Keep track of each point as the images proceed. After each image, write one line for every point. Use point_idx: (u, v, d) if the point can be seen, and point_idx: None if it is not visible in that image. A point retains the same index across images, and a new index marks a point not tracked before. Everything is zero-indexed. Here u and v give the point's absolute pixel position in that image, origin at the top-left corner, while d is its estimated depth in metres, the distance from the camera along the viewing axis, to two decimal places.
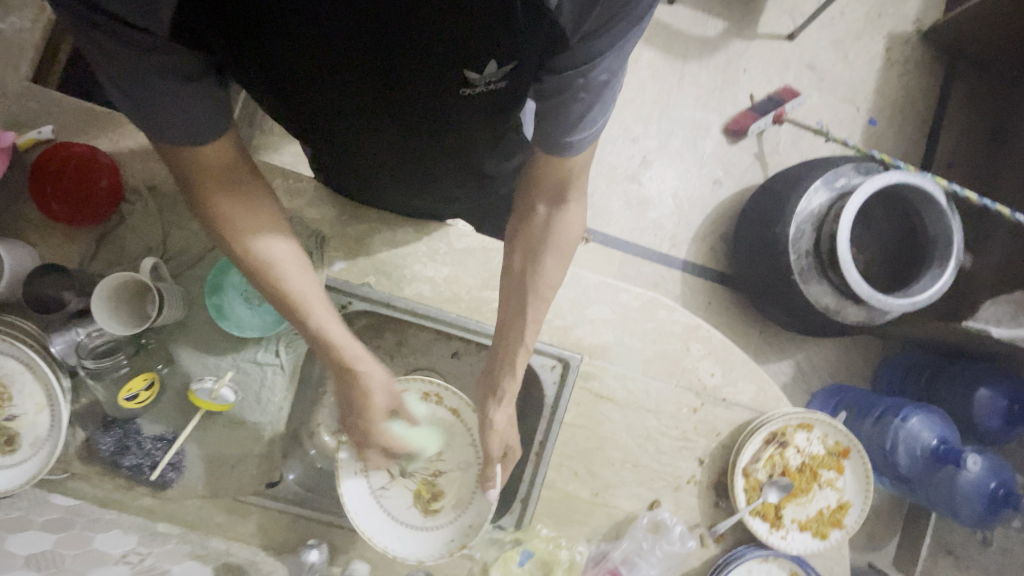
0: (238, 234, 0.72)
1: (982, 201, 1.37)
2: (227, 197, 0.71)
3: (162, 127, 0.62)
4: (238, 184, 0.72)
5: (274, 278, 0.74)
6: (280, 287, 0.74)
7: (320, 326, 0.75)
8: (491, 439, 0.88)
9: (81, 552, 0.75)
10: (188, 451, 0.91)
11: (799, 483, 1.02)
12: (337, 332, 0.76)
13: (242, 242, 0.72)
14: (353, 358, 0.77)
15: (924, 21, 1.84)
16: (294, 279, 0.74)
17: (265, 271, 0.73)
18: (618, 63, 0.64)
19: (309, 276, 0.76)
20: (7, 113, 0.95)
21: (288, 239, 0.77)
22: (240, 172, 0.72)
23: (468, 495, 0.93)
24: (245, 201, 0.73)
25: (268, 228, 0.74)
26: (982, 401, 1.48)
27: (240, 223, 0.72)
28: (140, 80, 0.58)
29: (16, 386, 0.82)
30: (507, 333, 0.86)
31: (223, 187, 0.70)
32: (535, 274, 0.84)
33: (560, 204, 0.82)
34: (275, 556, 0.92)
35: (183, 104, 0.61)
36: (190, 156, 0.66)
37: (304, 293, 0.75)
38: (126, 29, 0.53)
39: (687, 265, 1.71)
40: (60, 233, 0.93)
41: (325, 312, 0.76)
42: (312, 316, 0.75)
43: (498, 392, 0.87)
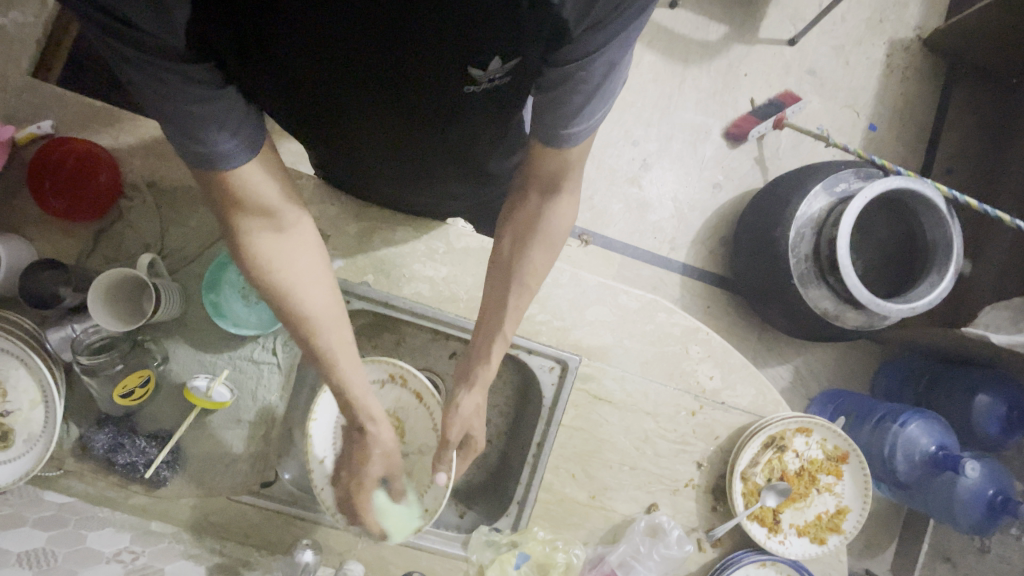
0: (274, 279, 0.73)
1: (983, 207, 1.36)
2: (264, 233, 0.72)
3: (185, 140, 0.61)
4: (277, 223, 0.72)
5: (310, 332, 0.75)
6: (316, 341, 0.75)
7: (343, 383, 0.78)
8: (451, 426, 0.85)
9: (73, 550, 0.74)
10: (183, 449, 0.90)
11: (797, 487, 1.02)
12: (359, 389, 0.79)
13: (280, 291, 0.73)
14: (364, 419, 0.80)
15: (924, 28, 1.85)
16: (327, 333, 0.76)
17: (299, 324, 0.75)
18: (620, 54, 0.62)
19: (344, 333, 0.78)
20: (6, 107, 0.95)
21: (327, 280, 0.77)
22: (281, 212, 0.72)
23: (426, 479, 0.93)
24: (284, 243, 0.73)
25: (311, 268, 0.75)
26: (981, 407, 1.48)
27: (277, 271, 0.73)
28: (155, 87, 0.57)
29: (10, 381, 0.82)
30: (487, 322, 0.86)
31: (263, 225, 0.71)
32: (521, 263, 0.84)
33: (552, 194, 0.81)
34: (270, 557, 0.91)
35: (199, 111, 0.59)
36: (227, 185, 0.66)
37: (337, 350, 0.77)
38: (140, 35, 0.52)
39: (687, 269, 1.71)
40: (57, 228, 0.92)
41: (350, 368, 0.78)
42: (339, 372, 0.77)
43: (470, 377, 0.87)
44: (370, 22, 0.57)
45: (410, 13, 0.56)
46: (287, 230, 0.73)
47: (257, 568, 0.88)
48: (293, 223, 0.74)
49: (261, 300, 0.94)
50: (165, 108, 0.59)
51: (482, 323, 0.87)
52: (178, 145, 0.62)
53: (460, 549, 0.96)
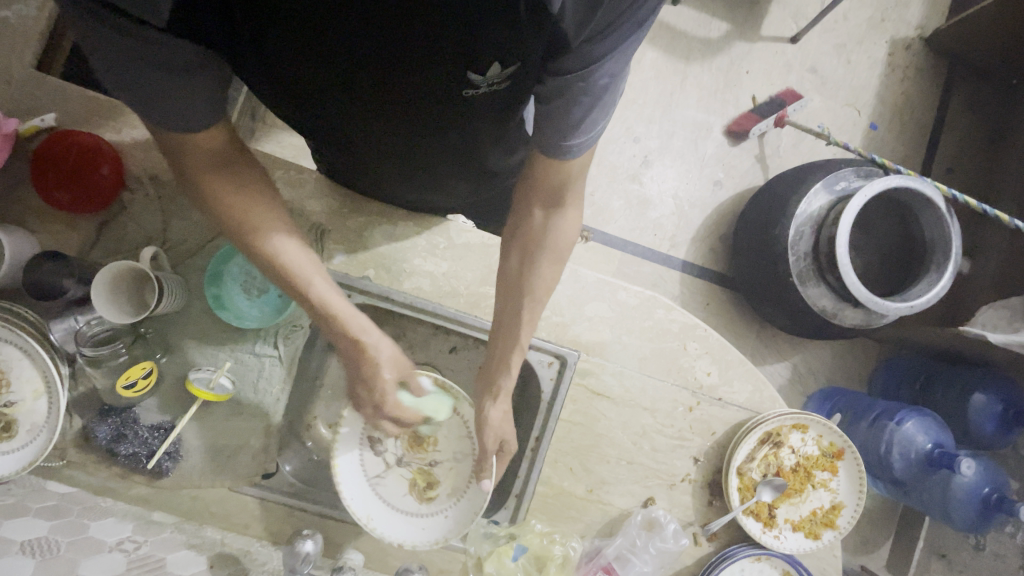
0: (236, 213, 0.71)
1: (982, 207, 1.35)
2: (220, 177, 0.70)
3: (161, 115, 0.61)
4: (230, 164, 0.71)
5: (275, 259, 0.73)
6: (282, 265, 0.73)
7: (323, 299, 0.74)
8: (486, 435, 0.87)
9: (76, 539, 0.75)
10: (184, 440, 0.90)
11: (792, 483, 1.03)
12: (341, 304, 0.75)
13: (241, 226, 0.72)
14: (358, 329, 0.75)
15: (926, 27, 1.85)
16: (292, 254, 0.73)
17: (263, 250, 0.72)
18: (619, 66, 0.63)
19: (308, 253, 0.76)
20: (12, 101, 0.95)
21: (281, 212, 0.75)
22: (233, 154, 0.71)
23: (463, 484, 0.93)
24: (237, 182, 0.71)
25: (263, 200, 0.73)
26: (977, 406, 1.48)
27: (241, 207, 0.71)
28: (133, 73, 0.57)
29: (13, 371, 0.82)
30: (502, 333, 0.87)
31: (216, 168, 0.70)
32: (532, 277, 0.84)
33: (558, 207, 0.82)
34: (272, 546, 0.93)
35: (178, 99, 0.60)
36: (189, 145, 0.66)
37: (305, 270, 0.74)
38: (126, 21, 0.52)
39: (686, 266, 1.72)
40: (60, 220, 0.93)
41: (327, 286, 0.75)
42: (314, 290, 0.74)
43: (493, 387, 0.88)
44: (364, 21, 0.58)
45: (409, 17, 0.57)
46: (240, 168, 0.72)
47: (257, 559, 0.90)
48: (246, 163, 0.73)
49: (263, 293, 0.95)
50: (141, 89, 0.58)
51: (498, 333, 0.88)
52: (151, 119, 0.62)
53: (459, 540, 0.96)
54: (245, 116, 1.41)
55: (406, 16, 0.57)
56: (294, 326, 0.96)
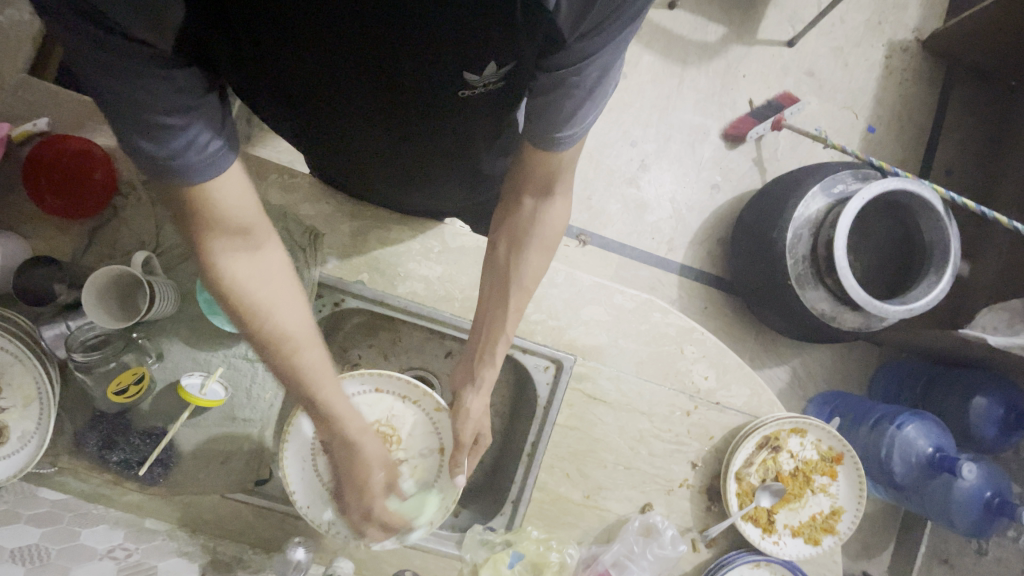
0: (251, 298, 0.68)
1: (980, 209, 1.34)
2: (237, 256, 0.67)
3: (157, 145, 0.57)
4: (250, 240, 0.68)
5: (284, 353, 0.70)
6: (290, 360, 0.70)
7: (330, 403, 0.72)
8: (464, 429, 0.86)
9: (67, 546, 0.75)
10: (176, 447, 0.89)
11: (792, 488, 1.02)
12: (343, 406, 0.74)
13: (255, 313, 0.68)
14: (357, 435, 0.76)
15: (923, 29, 1.85)
16: (307, 350, 0.71)
17: (276, 345, 0.69)
18: (612, 59, 0.63)
19: (320, 348, 0.73)
20: (4, 105, 0.95)
21: (300, 297, 0.73)
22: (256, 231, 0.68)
23: (432, 477, 0.92)
24: (255, 262, 0.69)
25: (275, 281, 0.70)
26: (978, 409, 1.47)
27: (249, 287, 0.68)
28: (128, 96, 0.54)
29: (5, 377, 0.82)
30: (486, 329, 0.87)
31: (234, 244, 0.67)
32: (519, 268, 0.84)
33: (547, 196, 0.82)
34: (264, 555, 0.92)
35: (172, 121, 0.56)
36: (203, 206, 0.63)
37: (314, 369, 0.71)
38: (126, 42, 0.50)
39: (684, 269, 1.71)
40: (53, 225, 0.92)
41: (334, 388, 0.74)
42: (318, 392, 0.72)
43: (476, 380, 0.87)
44: (363, 26, 0.58)
45: (409, 21, 0.57)
46: (260, 249, 0.69)
47: (249, 566, 0.89)
48: (266, 241, 0.69)
49: None
50: (131, 114, 0.55)
51: (482, 327, 0.87)
52: (147, 156, 0.58)
53: (454, 548, 0.95)
54: (241, 120, 1.41)
55: (404, 19, 0.57)
56: None
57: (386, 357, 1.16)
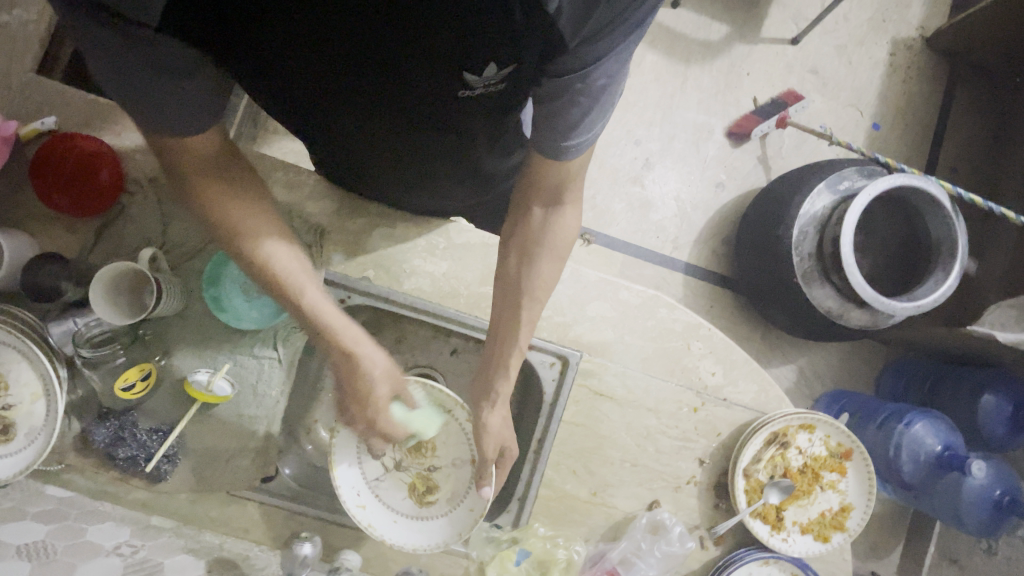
0: (225, 214, 0.70)
1: (988, 205, 1.33)
2: (210, 178, 0.69)
3: (148, 114, 0.60)
4: (224, 167, 0.70)
5: (265, 262, 0.71)
6: (272, 270, 0.72)
7: (314, 306, 0.73)
8: (485, 442, 0.86)
9: (73, 543, 0.74)
10: (183, 443, 0.90)
11: (800, 484, 1.01)
12: (334, 314, 0.74)
13: (235, 228, 0.71)
14: (351, 341, 0.74)
15: (927, 27, 1.84)
16: (281, 258, 0.72)
17: (253, 255, 0.71)
18: (616, 67, 0.64)
19: (301, 260, 0.74)
20: (12, 105, 0.96)
21: (271, 213, 0.75)
22: (226, 156, 0.70)
23: (463, 489, 0.92)
24: (225, 179, 0.70)
25: (254, 204, 0.73)
26: (987, 408, 1.46)
27: (227, 208, 0.70)
28: (125, 70, 0.56)
29: (12, 375, 0.82)
30: (501, 336, 0.86)
31: (210, 172, 0.69)
32: (530, 278, 0.84)
33: (557, 207, 0.82)
34: (270, 552, 0.91)
35: (167, 101, 0.59)
36: (182, 146, 0.65)
37: (296, 275, 0.72)
38: (123, 21, 0.52)
39: (690, 268, 1.70)
40: (60, 224, 0.93)
41: (319, 294, 0.74)
42: (306, 296, 0.72)
43: (491, 395, 0.86)
44: (360, 25, 0.58)
45: (401, 20, 0.57)
46: (229, 167, 0.71)
47: (256, 564, 0.88)
48: (239, 167, 0.72)
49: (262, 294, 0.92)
50: (128, 84, 0.58)
51: (496, 336, 0.87)
52: (140, 120, 0.62)
53: (460, 545, 0.95)
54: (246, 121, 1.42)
55: (398, 21, 0.57)
56: (294, 328, 0.95)
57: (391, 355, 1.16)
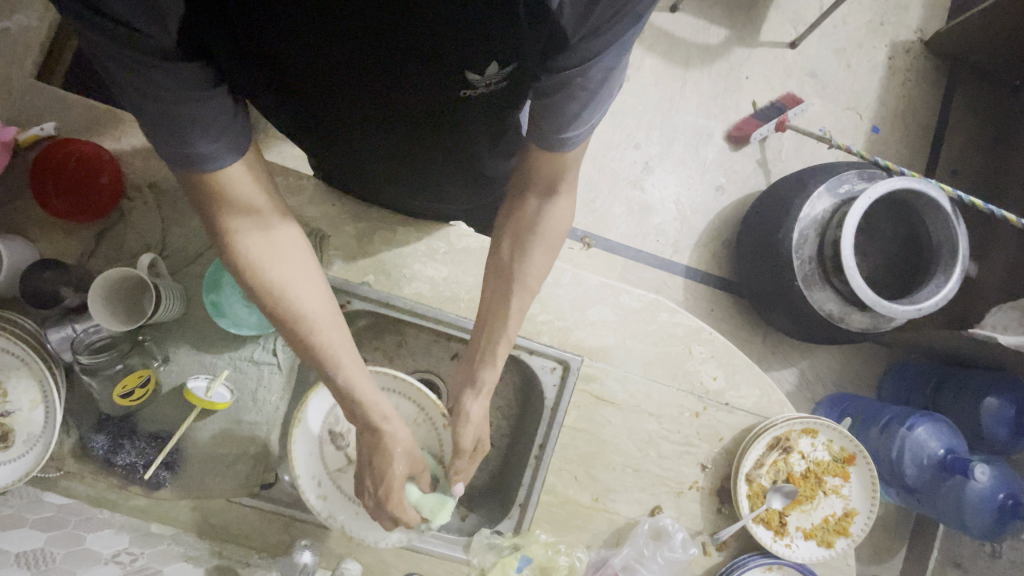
0: (267, 278, 0.70)
1: (989, 207, 1.32)
2: (257, 246, 0.70)
3: (168, 137, 0.59)
4: (267, 226, 0.70)
5: (302, 334, 0.72)
6: (309, 340, 0.72)
7: (350, 384, 0.74)
8: (465, 434, 0.85)
9: (72, 551, 0.74)
10: (183, 450, 0.89)
11: (803, 490, 1.00)
12: (366, 388, 0.75)
13: (273, 292, 0.70)
14: (380, 419, 0.76)
15: (926, 30, 1.85)
16: (324, 332, 0.73)
17: (292, 324, 0.72)
18: (616, 60, 0.62)
19: (339, 328, 0.75)
20: (11, 110, 0.96)
21: (319, 280, 0.75)
22: (271, 217, 0.71)
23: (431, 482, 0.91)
24: (272, 242, 0.71)
25: (298, 267, 0.72)
26: (989, 410, 1.45)
27: (266, 269, 0.70)
28: (139, 89, 0.55)
29: (11, 381, 0.81)
30: (490, 321, 0.86)
31: (253, 229, 0.69)
32: (523, 264, 0.83)
33: (552, 196, 0.81)
34: (270, 560, 0.90)
35: (177, 113, 0.57)
36: (214, 188, 0.65)
37: (334, 347, 0.73)
38: (126, 33, 0.50)
39: (690, 272, 1.70)
40: (59, 229, 0.92)
41: (355, 367, 0.75)
42: (341, 370, 0.73)
43: (475, 382, 0.86)
44: (359, 29, 0.58)
45: (402, 24, 0.57)
46: (276, 232, 0.71)
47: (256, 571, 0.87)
48: (282, 225, 0.72)
49: None
50: (145, 105, 0.57)
51: (484, 325, 0.86)
52: (159, 146, 0.60)
53: (461, 552, 0.94)
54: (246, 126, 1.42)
55: (404, 25, 0.57)
56: None
57: (391, 360, 1.16)
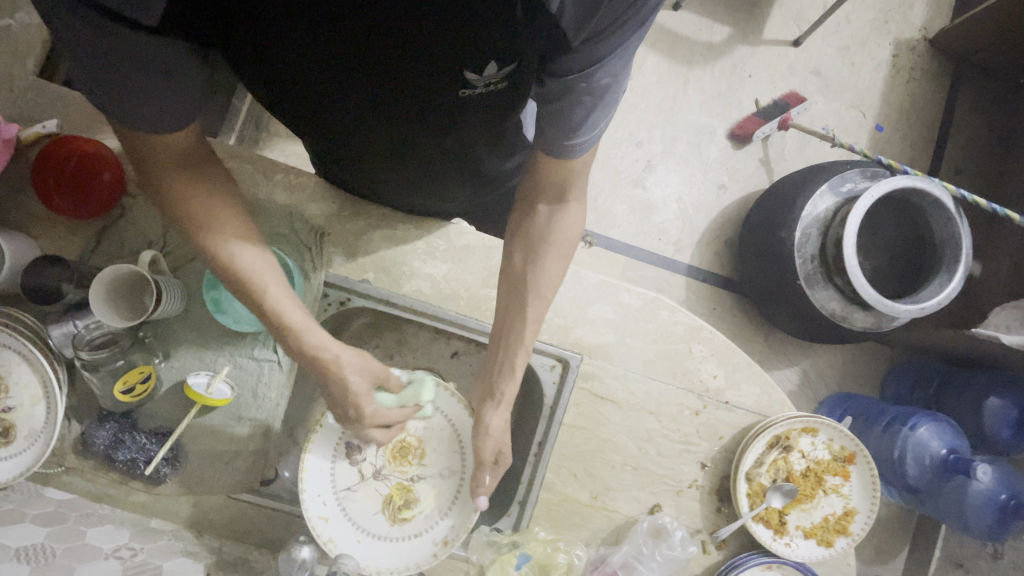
0: (190, 211, 0.70)
1: (991, 206, 1.31)
2: (182, 179, 0.69)
3: (149, 115, 0.60)
4: (195, 165, 0.70)
5: (225, 260, 0.72)
6: (233, 267, 0.72)
7: (277, 307, 0.73)
8: (485, 445, 0.85)
9: (71, 546, 0.74)
10: (183, 446, 0.90)
11: (803, 488, 1.00)
12: (296, 314, 0.74)
13: (197, 224, 0.71)
14: (314, 346, 0.74)
15: (931, 29, 1.84)
16: (246, 258, 0.72)
17: (215, 254, 0.71)
18: (621, 66, 0.63)
19: (265, 257, 0.75)
20: (14, 107, 0.97)
21: (242, 216, 0.75)
22: (198, 156, 0.70)
23: (446, 505, 0.90)
24: (197, 180, 0.71)
25: (221, 202, 0.73)
26: (992, 410, 1.44)
27: (190, 202, 0.70)
28: (128, 70, 0.56)
29: (13, 377, 0.82)
30: (506, 335, 0.85)
31: (181, 170, 0.69)
32: (535, 273, 0.83)
33: (561, 204, 0.82)
34: (270, 555, 0.91)
35: (165, 93, 0.59)
36: (155, 146, 0.65)
37: (259, 272, 0.73)
38: (114, 20, 0.52)
39: (692, 270, 1.70)
40: (61, 225, 0.93)
41: (282, 295, 0.74)
42: (269, 295, 0.73)
43: (495, 394, 0.86)
44: (343, 26, 0.58)
45: (399, 19, 0.57)
46: (200, 168, 0.71)
47: (257, 567, 0.88)
48: (207, 163, 0.72)
49: None
50: (133, 91, 0.58)
51: (500, 336, 0.86)
52: (136, 121, 0.61)
53: (460, 548, 0.94)
54: (249, 124, 1.42)
55: (398, 19, 0.57)
56: None
57: (392, 358, 1.16)
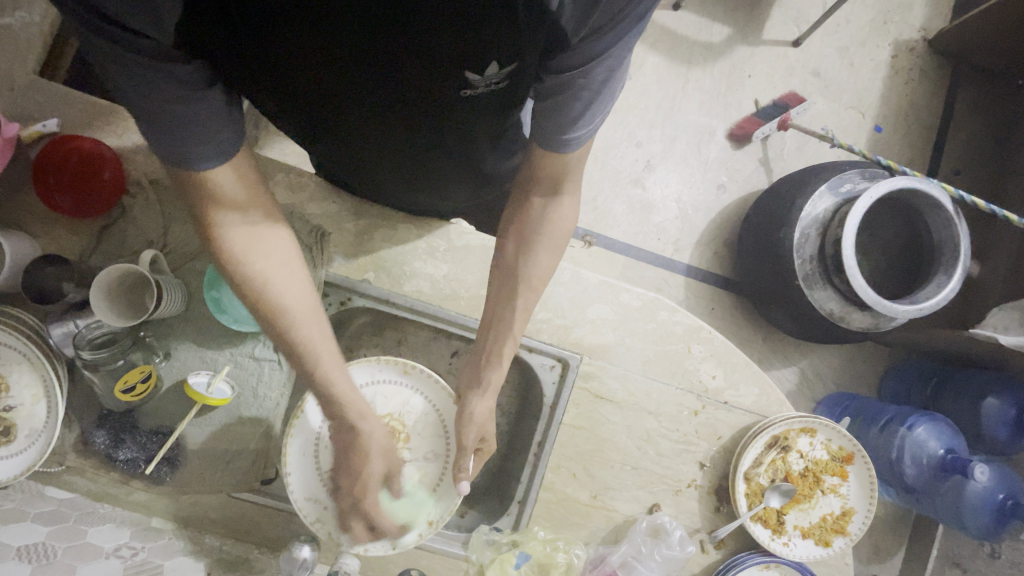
0: (250, 271, 0.70)
1: (990, 207, 1.31)
2: (241, 240, 0.70)
3: (163, 131, 0.60)
4: (249, 213, 0.70)
5: (283, 327, 0.71)
6: (290, 336, 0.72)
7: (328, 382, 0.73)
8: (468, 429, 0.86)
9: (73, 544, 0.74)
10: (183, 446, 0.89)
11: (801, 488, 1.01)
12: (343, 384, 0.75)
13: (253, 283, 0.70)
14: (357, 417, 0.76)
15: (929, 29, 1.84)
16: (305, 327, 0.72)
17: (273, 318, 0.71)
18: (619, 61, 0.63)
19: (321, 325, 0.74)
20: (14, 106, 0.96)
21: (304, 275, 0.75)
22: (248, 205, 0.70)
23: (432, 486, 0.92)
24: (256, 237, 0.71)
25: (278, 255, 0.72)
26: (990, 410, 1.45)
27: (245, 256, 0.70)
28: (137, 79, 0.55)
29: (13, 376, 0.82)
30: (496, 328, 0.85)
31: (235, 219, 0.69)
32: (527, 264, 0.84)
33: (555, 196, 0.82)
34: (271, 555, 0.92)
35: (176, 110, 0.58)
36: (200, 181, 0.66)
37: (314, 343, 0.73)
38: (120, 31, 0.51)
39: (691, 270, 1.70)
40: (60, 225, 0.93)
41: (335, 366, 0.74)
42: (320, 367, 0.73)
43: (481, 382, 0.85)
44: (349, 31, 0.58)
45: (402, 23, 0.57)
46: (261, 228, 0.71)
47: (256, 566, 0.89)
48: (265, 219, 0.72)
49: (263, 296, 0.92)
50: (144, 101, 0.57)
51: (489, 328, 0.86)
52: (150, 135, 0.60)
53: (460, 548, 0.94)
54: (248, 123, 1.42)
55: (401, 23, 0.57)
56: None
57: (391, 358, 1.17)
